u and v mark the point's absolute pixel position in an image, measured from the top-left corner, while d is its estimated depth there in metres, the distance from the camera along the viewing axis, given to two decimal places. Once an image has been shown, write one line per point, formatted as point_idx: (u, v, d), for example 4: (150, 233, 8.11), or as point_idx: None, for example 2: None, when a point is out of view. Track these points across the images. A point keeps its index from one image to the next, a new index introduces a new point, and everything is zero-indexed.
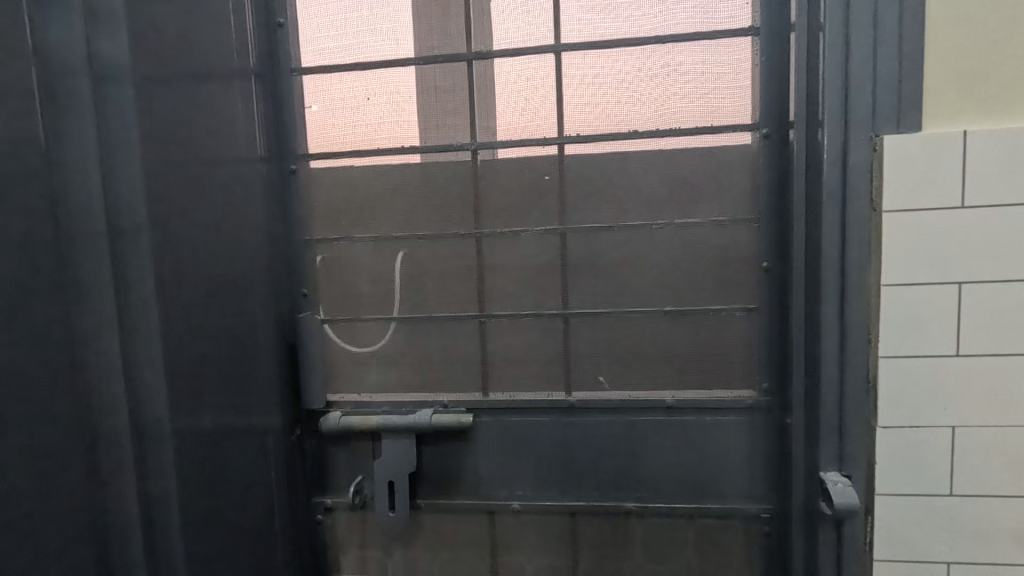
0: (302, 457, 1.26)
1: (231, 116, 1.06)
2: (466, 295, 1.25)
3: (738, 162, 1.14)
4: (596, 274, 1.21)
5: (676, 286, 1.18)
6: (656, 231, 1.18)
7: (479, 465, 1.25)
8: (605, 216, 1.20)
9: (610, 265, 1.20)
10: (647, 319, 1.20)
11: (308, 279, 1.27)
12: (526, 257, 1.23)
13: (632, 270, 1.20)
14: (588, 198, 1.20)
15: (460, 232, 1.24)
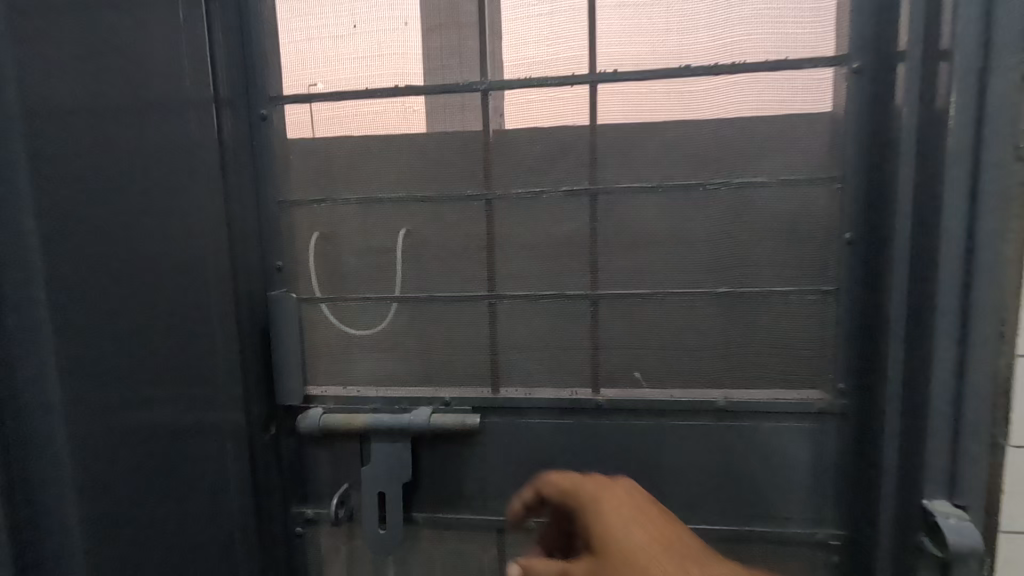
0: (276, 460, 1.06)
1: (163, 39, 0.84)
2: (473, 271, 1.03)
3: (821, 105, 0.91)
4: (633, 247, 0.98)
5: (732, 263, 0.96)
6: (710, 194, 0.95)
7: (485, 475, 1.05)
8: (646, 174, 0.97)
9: (650, 237, 0.98)
10: (695, 305, 0.97)
11: (283, 249, 1.06)
12: (547, 225, 1.01)
13: (679, 243, 0.97)
14: (625, 151, 0.97)
15: (465, 194, 1.02)
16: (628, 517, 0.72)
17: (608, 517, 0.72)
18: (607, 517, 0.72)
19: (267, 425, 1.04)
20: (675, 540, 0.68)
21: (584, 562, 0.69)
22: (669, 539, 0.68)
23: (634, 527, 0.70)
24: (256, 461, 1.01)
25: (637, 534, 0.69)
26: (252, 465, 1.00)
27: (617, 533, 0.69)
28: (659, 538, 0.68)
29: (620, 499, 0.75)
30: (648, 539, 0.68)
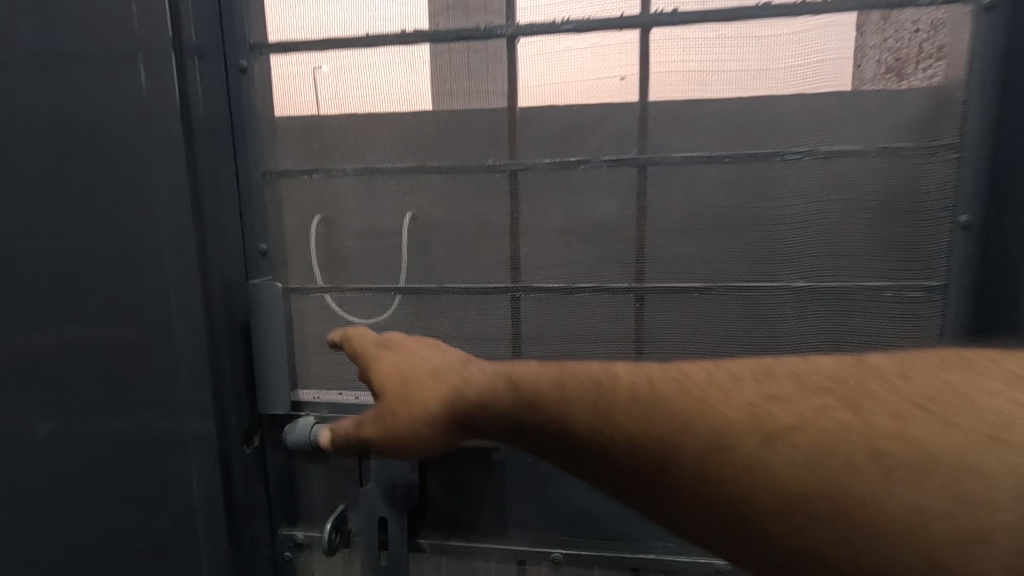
0: (261, 475, 0.91)
1: None
2: (494, 258, 0.86)
3: (873, 80, 0.74)
4: (688, 230, 0.81)
5: (806, 244, 0.78)
6: (787, 166, 0.77)
7: (504, 497, 0.88)
8: (710, 142, 0.79)
9: (708, 215, 0.80)
10: (757, 295, 0.80)
11: (269, 229, 0.89)
12: (583, 202, 0.83)
13: (747, 223, 0.80)
14: (683, 115, 0.79)
15: (486, 165, 0.85)
16: (422, 368, 0.66)
17: (409, 382, 0.65)
18: (390, 399, 0.65)
19: (249, 436, 0.88)
20: (456, 395, 0.61)
21: (505, 399, 0.58)
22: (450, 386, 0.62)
23: (432, 387, 0.64)
24: (235, 479, 0.85)
25: (432, 395, 0.63)
26: (231, 485, 0.85)
27: (411, 406, 0.64)
28: (451, 390, 0.62)
29: (400, 372, 0.67)
30: (441, 403, 0.62)
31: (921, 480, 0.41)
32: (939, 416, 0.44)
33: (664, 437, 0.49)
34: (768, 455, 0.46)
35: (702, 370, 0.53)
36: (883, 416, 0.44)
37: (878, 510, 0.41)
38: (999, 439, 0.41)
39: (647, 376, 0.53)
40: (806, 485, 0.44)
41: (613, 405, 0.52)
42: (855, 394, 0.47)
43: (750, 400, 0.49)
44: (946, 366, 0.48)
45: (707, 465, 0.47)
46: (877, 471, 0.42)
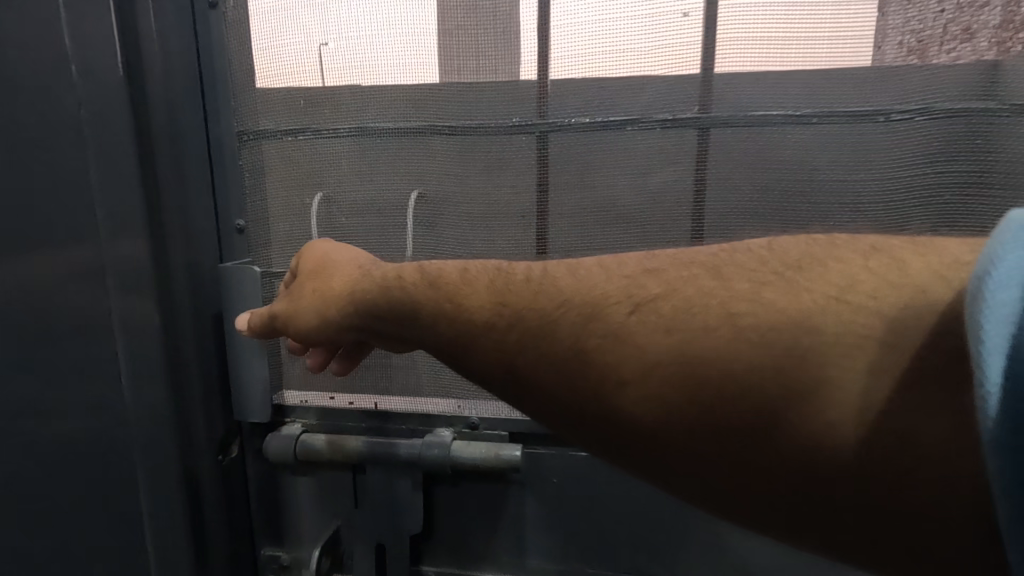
0: (239, 491, 0.78)
1: None
2: (518, 239, 0.71)
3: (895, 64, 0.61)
4: (757, 209, 0.66)
5: (824, 148, 0.63)
6: (843, 93, 0.62)
7: (524, 524, 0.74)
8: (794, 97, 0.63)
9: (744, 151, 0.65)
10: (755, 213, 0.66)
11: (247, 200, 0.74)
12: (628, 171, 0.68)
13: (767, 141, 0.64)
14: (763, 60, 0.63)
15: (511, 124, 0.69)
16: (339, 261, 0.62)
17: (331, 270, 0.61)
18: (308, 283, 0.60)
19: (224, 446, 0.75)
20: (360, 279, 0.56)
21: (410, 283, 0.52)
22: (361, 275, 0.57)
23: (342, 272, 0.60)
24: (206, 498, 0.72)
25: (342, 280, 0.58)
26: (202, 506, 0.71)
27: (322, 293, 0.58)
28: (361, 274, 0.57)
29: (318, 262, 0.62)
30: (347, 286, 0.57)
31: (766, 334, 0.36)
32: (799, 283, 0.38)
33: (545, 311, 0.44)
34: (634, 324, 0.40)
35: (587, 258, 0.48)
36: (746, 281, 0.39)
37: (727, 376, 0.36)
38: (840, 299, 0.36)
39: (542, 265, 0.49)
40: (663, 355, 0.38)
41: (491, 286, 0.48)
42: (726, 265, 0.41)
43: (627, 275, 0.44)
44: (825, 244, 0.40)
45: (577, 339, 0.42)
46: (725, 330, 0.37)
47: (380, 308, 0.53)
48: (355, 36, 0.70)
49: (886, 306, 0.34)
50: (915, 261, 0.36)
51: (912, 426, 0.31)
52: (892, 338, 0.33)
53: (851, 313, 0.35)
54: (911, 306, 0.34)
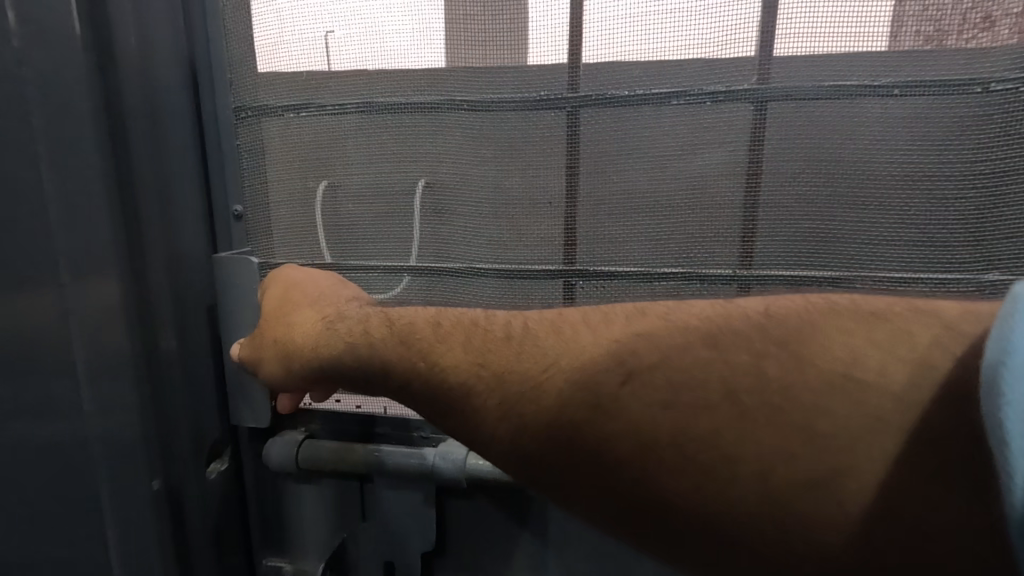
0: (230, 504, 0.71)
1: None
2: (543, 231, 0.63)
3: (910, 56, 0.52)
4: (796, 214, 0.57)
5: (887, 149, 0.54)
6: (924, 72, 0.52)
7: (544, 547, 0.67)
8: (874, 65, 0.53)
9: (799, 142, 0.56)
10: (796, 223, 0.57)
11: (244, 183, 0.68)
12: (669, 154, 0.60)
13: (811, 139, 0.55)
14: (835, 34, 0.53)
15: (539, 99, 0.61)
16: (301, 300, 0.57)
17: (289, 315, 0.56)
18: (268, 330, 0.56)
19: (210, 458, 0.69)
20: (327, 331, 0.52)
21: (382, 338, 0.48)
22: (330, 314, 0.54)
23: (305, 315, 0.55)
24: (194, 511, 0.66)
25: (304, 330, 0.54)
26: (191, 520, 0.65)
27: (286, 344, 0.54)
28: (325, 327, 0.52)
29: (283, 299, 0.58)
30: (312, 342, 0.53)
31: (768, 420, 0.32)
32: (799, 355, 0.33)
33: (530, 376, 0.41)
34: (627, 398, 0.35)
35: (571, 310, 0.44)
36: (746, 351, 0.34)
37: (728, 461, 0.33)
38: (848, 378, 0.32)
39: (523, 317, 0.45)
40: (648, 427, 0.35)
41: (470, 346, 0.45)
42: (726, 334, 0.35)
43: (615, 338, 0.39)
44: (825, 308, 0.35)
45: (563, 407, 0.38)
46: (730, 413, 0.33)
47: (350, 365, 0.50)
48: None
49: (897, 381, 0.31)
50: (924, 331, 0.33)
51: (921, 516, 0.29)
52: (897, 422, 0.30)
53: (857, 396, 0.31)
54: (919, 382, 0.31)
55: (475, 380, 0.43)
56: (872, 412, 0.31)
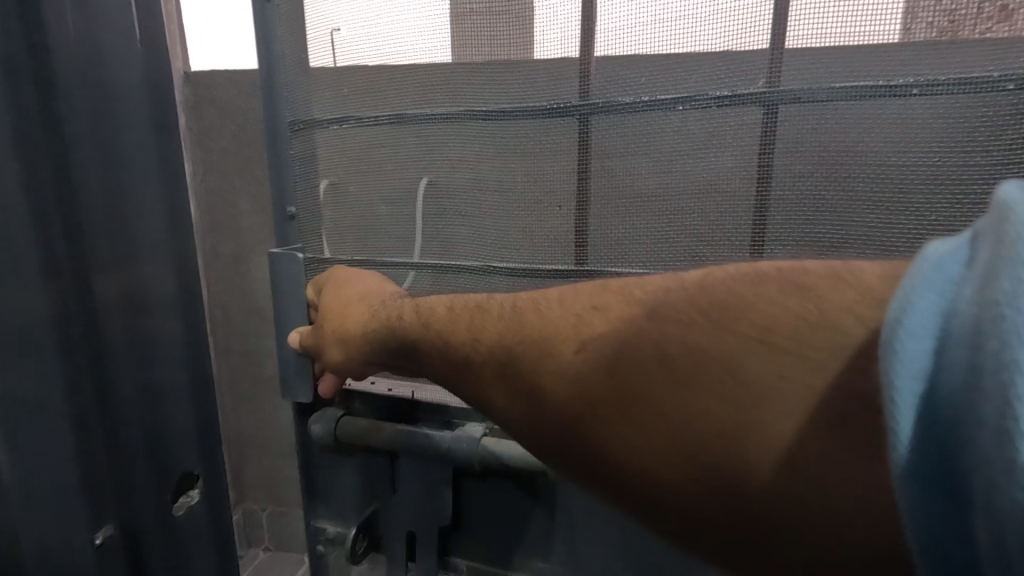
0: (203, 528, 0.71)
1: None
2: (555, 232, 0.67)
3: (922, 51, 0.51)
4: (805, 205, 0.56)
5: (903, 151, 0.52)
6: (944, 70, 0.50)
7: (553, 531, 0.70)
8: (889, 63, 0.52)
9: (812, 144, 0.55)
10: (811, 221, 0.56)
11: (296, 188, 0.76)
12: (675, 152, 0.61)
13: (820, 129, 0.55)
14: (851, 33, 0.52)
15: (552, 107, 0.64)
16: (357, 293, 0.61)
17: (347, 305, 0.59)
18: (327, 320, 0.60)
19: (177, 495, 0.68)
20: (374, 318, 0.56)
21: (414, 322, 0.52)
22: (376, 304, 0.58)
23: (358, 309, 0.59)
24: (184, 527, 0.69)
25: (358, 319, 0.57)
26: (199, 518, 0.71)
27: (342, 331, 0.58)
28: (373, 314, 0.57)
29: (340, 294, 0.61)
30: (364, 327, 0.57)
31: (689, 384, 0.31)
32: (713, 321, 0.31)
33: (507, 344, 0.43)
34: (578, 365, 0.37)
35: (554, 289, 0.44)
36: (672, 311, 0.33)
37: (654, 426, 0.32)
38: (762, 340, 0.29)
39: (515, 297, 0.46)
40: (590, 392, 0.35)
41: (473, 323, 0.47)
42: (660, 304, 0.34)
43: (575, 312, 0.39)
44: (750, 275, 0.31)
45: (529, 370, 0.40)
46: (655, 380, 0.32)
47: (390, 351, 0.55)
48: (396, 24, 0.69)
49: (814, 344, 0.27)
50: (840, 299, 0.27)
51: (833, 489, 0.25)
52: (809, 383, 0.27)
53: (768, 358, 0.28)
54: (825, 344, 0.27)
55: (464, 351, 0.46)
56: (784, 374, 0.27)
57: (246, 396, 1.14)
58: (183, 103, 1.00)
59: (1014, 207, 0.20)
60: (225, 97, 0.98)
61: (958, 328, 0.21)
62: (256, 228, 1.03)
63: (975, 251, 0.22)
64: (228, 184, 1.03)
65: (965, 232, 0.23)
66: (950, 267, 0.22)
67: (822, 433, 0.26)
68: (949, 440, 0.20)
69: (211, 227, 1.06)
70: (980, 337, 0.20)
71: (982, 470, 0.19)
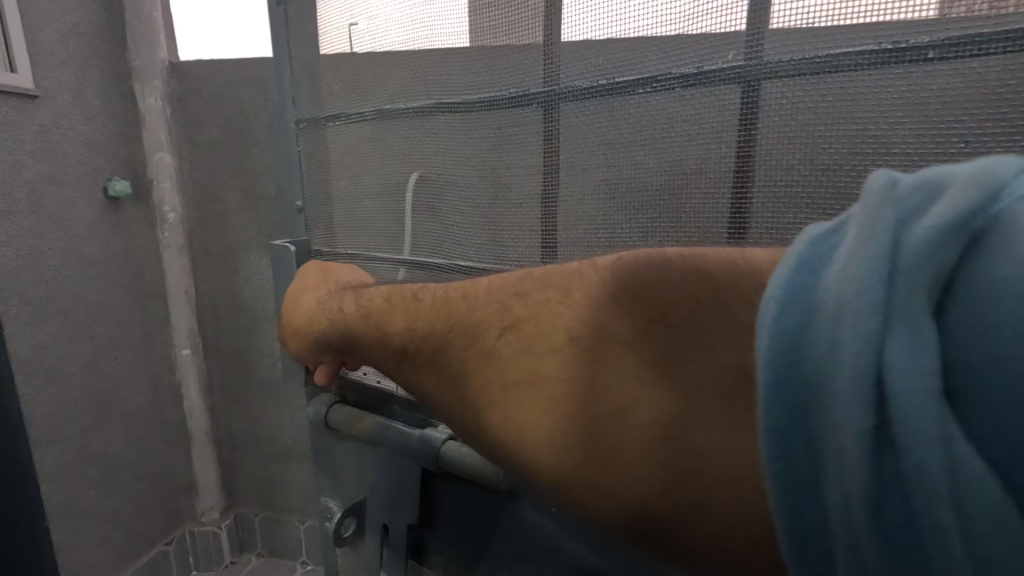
0: None
1: None
2: (524, 234, 0.63)
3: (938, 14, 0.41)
4: (784, 194, 0.47)
5: (910, 130, 0.42)
6: (963, 24, 0.40)
7: (518, 549, 0.66)
8: (898, 28, 0.42)
9: (793, 122, 0.47)
10: (790, 216, 0.47)
11: (308, 183, 0.80)
12: (639, 139, 0.54)
13: (810, 106, 0.46)
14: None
15: (518, 90, 0.61)
16: (305, 286, 0.63)
17: (295, 297, 0.62)
18: (285, 313, 0.62)
19: None
20: (319, 308, 0.58)
21: (357, 318, 0.53)
22: (329, 295, 0.59)
23: (308, 297, 0.61)
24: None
25: (305, 309, 0.59)
26: None
27: (294, 325, 0.60)
28: (319, 305, 0.58)
29: (298, 286, 0.64)
30: (311, 315, 0.58)
31: (599, 361, 0.35)
32: (626, 301, 0.36)
33: (436, 330, 0.46)
34: (501, 347, 0.41)
35: (484, 278, 0.47)
36: (588, 296, 0.38)
37: (572, 403, 0.36)
38: (663, 322, 0.33)
39: (444, 285, 0.49)
40: (523, 368, 0.39)
41: (406, 314, 0.49)
42: (583, 288, 0.39)
43: (498, 299, 0.43)
44: (655, 261, 0.37)
45: (461, 352, 0.44)
46: (575, 355, 0.37)
47: (334, 337, 0.55)
48: (381, 21, 0.69)
49: (698, 324, 0.32)
50: (734, 285, 0.32)
51: (717, 454, 0.29)
52: (703, 360, 0.31)
53: (669, 336, 0.33)
54: (712, 323, 0.31)
55: (399, 337, 0.49)
56: (677, 351, 0.32)
57: (250, 389, 1.17)
58: (168, 94, 1.04)
59: (877, 194, 0.25)
60: (210, 89, 1.03)
61: (824, 301, 0.24)
62: (244, 225, 1.07)
63: (844, 230, 0.26)
64: (224, 181, 1.06)
65: (840, 216, 0.27)
66: (823, 248, 0.26)
67: (711, 403, 0.30)
68: (811, 409, 0.24)
69: (215, 223, 1.09)
70: (836, 312, 0.23)
71: (839, 432, 0.22)
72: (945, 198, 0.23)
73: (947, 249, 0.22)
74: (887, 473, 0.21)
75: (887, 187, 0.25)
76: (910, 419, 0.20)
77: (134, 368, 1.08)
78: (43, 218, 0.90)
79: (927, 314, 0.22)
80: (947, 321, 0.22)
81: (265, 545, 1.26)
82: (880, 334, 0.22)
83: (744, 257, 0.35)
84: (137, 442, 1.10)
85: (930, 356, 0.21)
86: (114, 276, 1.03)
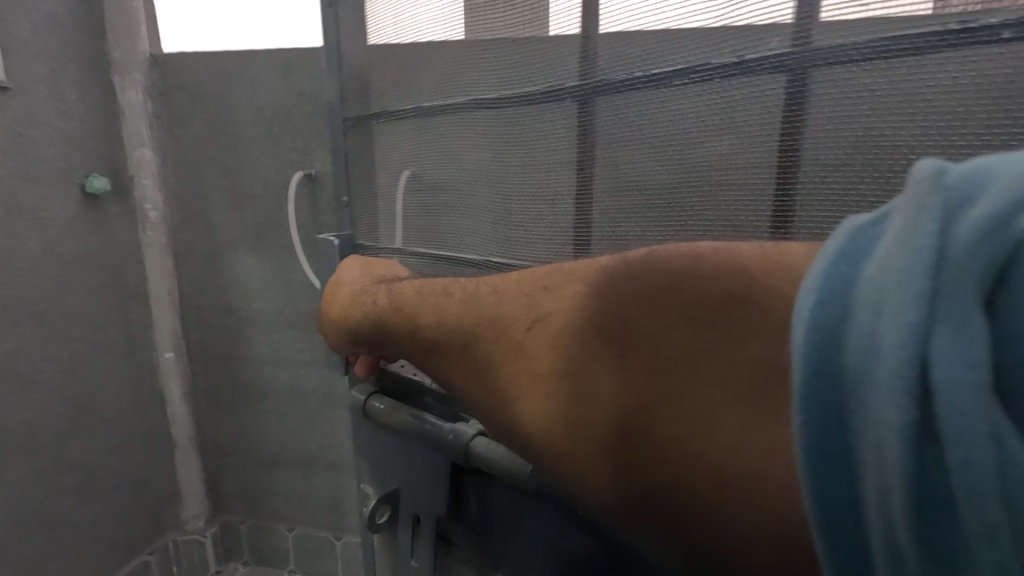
0: None
1: None
2: (546, 234, 0.62)
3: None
4: (821, 189, 0.46)
5: (949, 118, 0.40)
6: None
7: (537, 544, 0.64)
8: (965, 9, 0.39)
9: (833, 116, 0.45)
10: (834, 212, 0.45)
11: (352, 182, 0.83)
12: (675, 134, 0.52)
13: (864, 91, 0.43)
14: None
15: (543, 88, 0.60)
16: (343, 277, 0.61)
17: (333, 289, 0.61)
18: (324, 305, 0.61)
19: None
20: (356, 301, 0.56)
21: (390, 314, 0.51)
22: (364, 289, 0.57)
23: (344, 290, 0.59)
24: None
25: (342, 302, 0.58)
26: None
27: (332, 315, 0.59)
28: (354, 298, 0.56)
29: (336, 277, 0.62)
30: (348, 306, 0.56)
31: (624, 355, 0.35)
32: (650, 296, 0.35)
33: (464, 324, 0.45)
34: (529, 340, 0.41)
35: (514, 271, 0.46)
36: (614, 293, 0.37)
37: (599, 400, 0.35)
38: (689, 316, 0.33)
39: (471, 279, 0.48)
40: (554, 362, 0.39)
41: (437, 308, 0.48)
42: (604, 285, 0.38)
43: (528, 293, 0.43)
44: (682, 255, 0.36)
45: (489, 346, 0.44)
46: (596, 349, 0.37)
47: (371, 330, 0.54)
48: (412, 18, 0.70)
49: (723, 320, 0.31)
50: (763, 278, 0.31)
51: (746, 453, 0.28)
52: (732, 354, 0.30)
53: (696, 331, 0.32)
54: (739, 317, 0.31)
55: (429, 331, 0.48)
56: (706, 347, 0.32)
57: (238, 394, 1.13)
58: (150, 87, 1.01)
59: (920, 178, 0.23)
60: (195, 83, 0.99)
61: (861, 293, 0.23)
62: (232, 224, 1.03)
63: (886, 221, 0.25)
64: (211, 180, 1.02)
65: (884, 207, 0.26)
66: (863, 241, 0.25)
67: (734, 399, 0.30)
68: (849, 404, 0.23)
69: (201, 222, 1.05)
70: (875, 304, 0.22)
71: (876, 429, 0.22)
72: (994, 188, 0.22)
73: (999, 241, 0.21)
74: (930, 467, 0.21)
75: (933, 176, 0.23)
76: (958, 416, 0.20)
77: (115, 373, 1.03)
78: (15, 215, 0.85)
79: (977, 308, 0.21)
80: (996, 313, 0.21)
81: (253, 554, 1.22)
82: (923, 328, 0.21)
83: (776, 249, 0.33)
84: (117, 451, 1.04)
85: (982, 349, 0.20)
86: (92, 277, 0.97)
